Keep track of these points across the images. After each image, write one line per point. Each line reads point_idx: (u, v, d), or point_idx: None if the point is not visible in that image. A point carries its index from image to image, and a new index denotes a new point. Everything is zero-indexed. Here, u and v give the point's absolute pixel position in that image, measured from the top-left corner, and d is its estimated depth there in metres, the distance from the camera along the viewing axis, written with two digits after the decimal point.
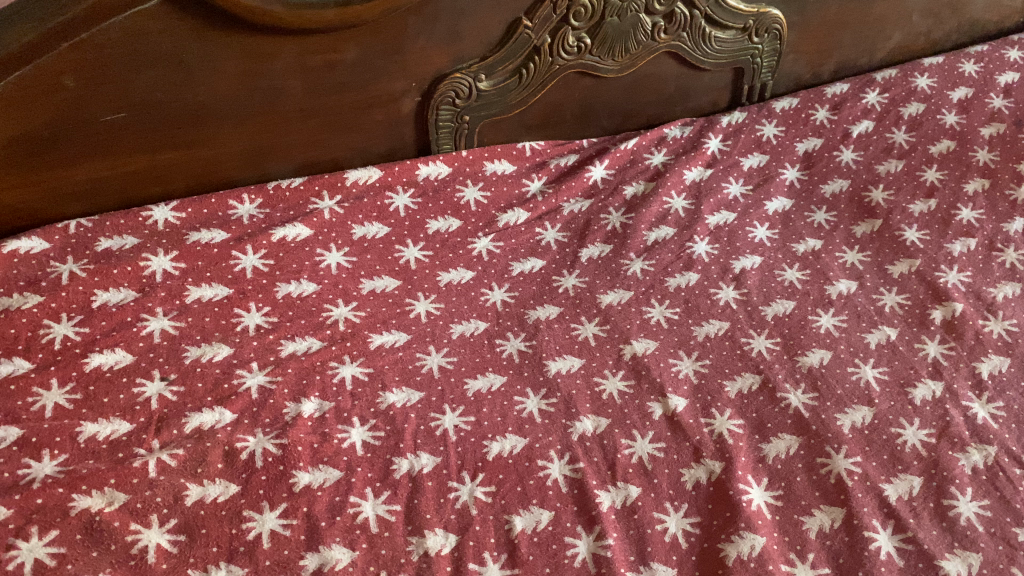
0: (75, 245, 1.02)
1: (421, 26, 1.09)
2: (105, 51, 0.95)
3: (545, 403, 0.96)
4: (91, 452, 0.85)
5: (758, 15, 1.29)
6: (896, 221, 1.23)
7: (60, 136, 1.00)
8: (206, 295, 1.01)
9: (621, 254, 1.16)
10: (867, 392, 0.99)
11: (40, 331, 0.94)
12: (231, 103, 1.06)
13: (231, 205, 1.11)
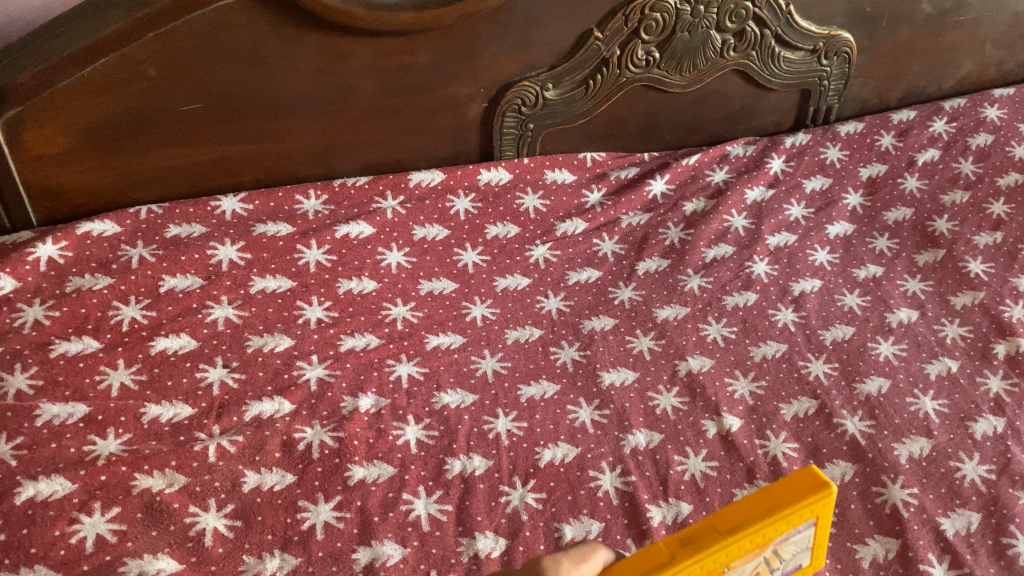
0: (145, 230, 1.05)
1: (494, 33, 1.10)
2: (188, 43, 0.98)
3: (598, 414, 0.96)
4: (154, 433, 0.86)
5: (828, 38, 1.28)
6: (960, 251, 1.20)
7: (138, 124, 1.02)
8: (270, 287, 1.03)
9: (679, 270, 1.16)
10: (926, 423, 0.97)
11: (109, 312, 0.96)
12: (304, 100, 1.08)
13: (297, 199, 1.13)
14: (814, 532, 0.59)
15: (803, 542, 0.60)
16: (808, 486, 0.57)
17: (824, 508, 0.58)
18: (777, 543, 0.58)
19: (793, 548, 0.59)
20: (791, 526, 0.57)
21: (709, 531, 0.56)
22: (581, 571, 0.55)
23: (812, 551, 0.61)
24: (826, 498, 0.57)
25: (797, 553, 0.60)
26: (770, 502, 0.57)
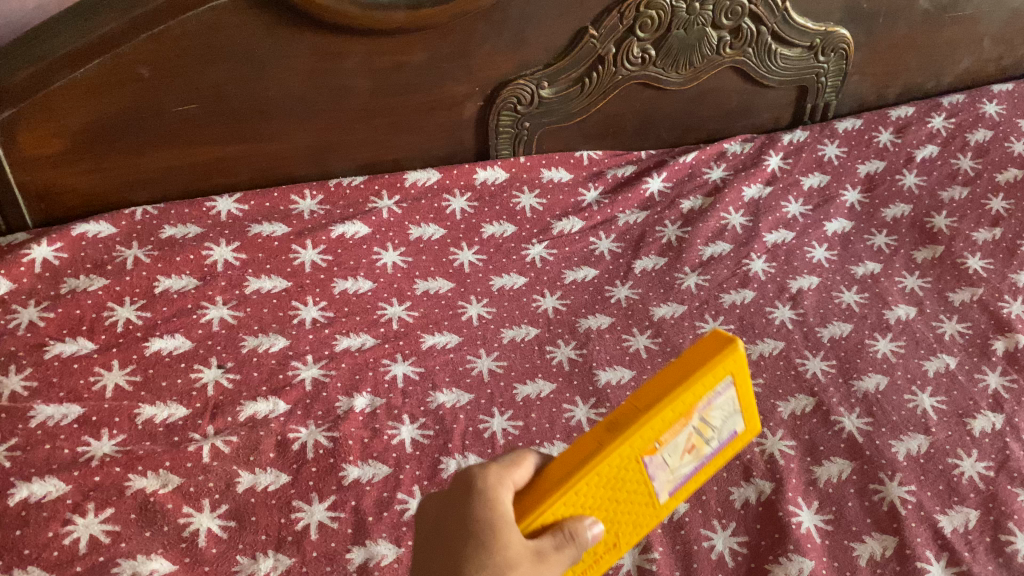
0: (141, 232, 1.05)
1: (488, 32, 1.10)
2: (181, 44, 0.97)
3: (594, 412, 0.96)
4: (148, 434, 0.86)
5: (825, 34, 1.28)
6: (959, 247, 1.20)
7: (132, 125, 1.02)
8: (265, 287, 1.03)
9: (676, 268, 1.15)
10: (923, 420, 0.97)
11: (104, 313, 0.96)
12: (299, 99, 1.08)
13: (293, 199, 1.13)
14: (739, 390, 0.52)
15: (733, 401, 0.52)
16: (714, 346, 0.51)
17: (739, 363, 0.51)
18: (704, 408, 0.51)
19: (722, 412, 0.52)
20: (709, 389, 0.50)
21: (630, 412, 0.50)
22: (515, 476, 0.49)
23: (746, 413, 0.53)
24: (734, 352, 0.50)
25: (729, 418, 0.52)
26: (681, 371, 0.50)
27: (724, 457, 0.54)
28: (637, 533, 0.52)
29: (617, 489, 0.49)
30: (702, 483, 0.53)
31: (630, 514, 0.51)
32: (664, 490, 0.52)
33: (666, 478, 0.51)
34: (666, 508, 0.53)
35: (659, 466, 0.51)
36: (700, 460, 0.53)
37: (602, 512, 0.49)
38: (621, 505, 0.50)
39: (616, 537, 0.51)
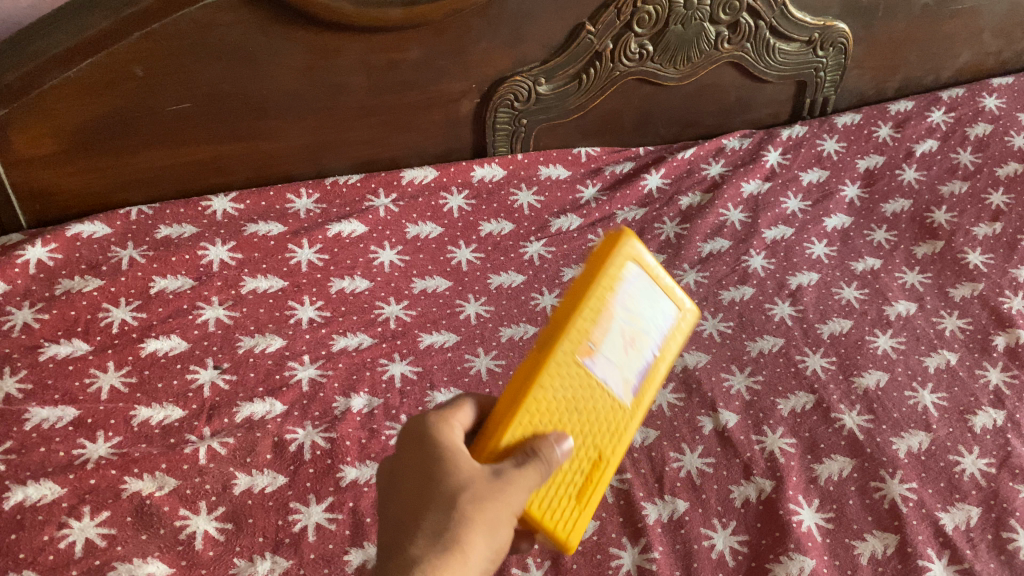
0: (136, 232, 1.04)
1: (485, 28, 1.09)
2: (175, 42, 0.96)
3: None
4: (144, 436, 0.85)
5: (824, 28, 1.27)
6: (959, 243, 1.19)
7: (126, 125, 1.01)
8: (261, 287, 1.02)
9: (674, 265, 1.15)
10: (924, 417, 0.96)
11: (99, 314, 0.95)
12: (294, 98, 1.07)
13: (289, 198, 1.12)
14: (644, 276, 0.61)
15: (647, 289, 0.61)
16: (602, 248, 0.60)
17: (632, 251, 0.60)
18: (619, 301, 0.59)
19: (641, 298, 0.60)
20: (613, 284, 0.59)
21: (552, 329, 0.58)
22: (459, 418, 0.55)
23: (670, 295, 0.62)
24: (618, 243, 0.59)
25: (649, 301, 0.61)
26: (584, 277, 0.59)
27: (673, 341, 0.62)
28: (626, 429, 0.60)
29: (571, 397, 0.57)
30: (664, 372, 0.62)
31: (600, 413, 0.58)
32: (629, 386, 0.59)
33: (619, 372, 0.59)
34: (637, 408, 0.60)
35: (603, 363, 0.58)
36: (650, 351, 0.61)
37: (570, 413, 0.57)
38: (584, 413, 0.58)
39: (602, 437, 0.59)
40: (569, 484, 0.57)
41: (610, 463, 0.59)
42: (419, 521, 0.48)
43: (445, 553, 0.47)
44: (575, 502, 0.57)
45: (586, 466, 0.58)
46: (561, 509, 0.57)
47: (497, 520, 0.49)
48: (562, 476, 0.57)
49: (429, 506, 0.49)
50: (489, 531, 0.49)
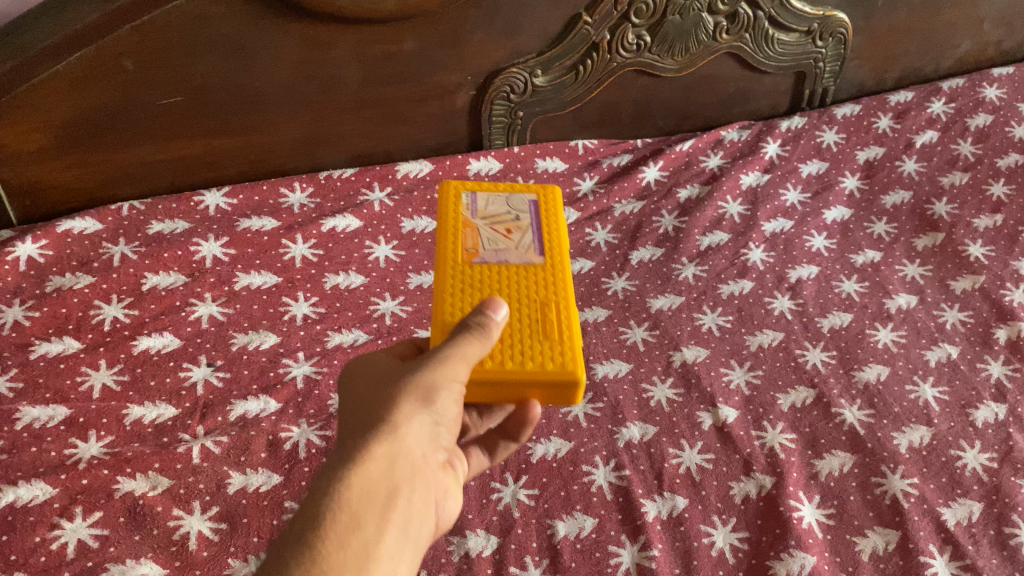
0: (127, 227, 1.03)
1: (480, 20, 1.07)
2: (165, 35, 0.95)
3: (591, 407, 0.95)
4: (137, 434, 0.84)
5: (823, 19, 1.25)
6: (960, 235, 1.18)
7: (116, 119, 1.00)
8: (255, 283, 1.01)
9: (673, 258, 1.14)
10: (926, 411, 0.95)
11: (91, 311, 0.94)
12: (287, 91, 1.06)
13: (282, 193, 1.11)
14: (482, 190, 0.74)
15: (490, 198, 0.74)
16: None
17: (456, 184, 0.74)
18: (474, 214, 0.72)
19: (493, 204, 0.73)
20: (457, 209, 0.72)
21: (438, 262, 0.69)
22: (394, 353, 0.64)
23: (519, 190, 0.75)
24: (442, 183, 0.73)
25: (504, 202, 0.73)
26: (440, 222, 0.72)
27: (550, 215, 0.73)
28: (559, 278, 0.68)
29: (486, 283, 0.67)
30: (558, 233, 0.72)
31: (522, 280, 0.68)
32: (532, 253, 0.70)
33: (516, 249, 0.70)
34: (557, 263, 0.69)
35: (495, 253, 0.69)
36: (529, 227, 0.72)
37: (498, 292, 0.66)
38: (510, 289, 0.67)
39: (545, 295, 0.67)
40: (542, 334, 0.64)
41: (569, 306, 0.66)
42: (354, 417, 0.55)
43: (376, 424, 0.53)
44: (567, 346, 0.63)
45: (553, 319, 0.65)
46: (550, 353, 0.62)
47: (430, 388, 0.55)
48: (533, 334, 0.64)
49: (362, 404, 0.56)
50: (422, 399, 0.55)
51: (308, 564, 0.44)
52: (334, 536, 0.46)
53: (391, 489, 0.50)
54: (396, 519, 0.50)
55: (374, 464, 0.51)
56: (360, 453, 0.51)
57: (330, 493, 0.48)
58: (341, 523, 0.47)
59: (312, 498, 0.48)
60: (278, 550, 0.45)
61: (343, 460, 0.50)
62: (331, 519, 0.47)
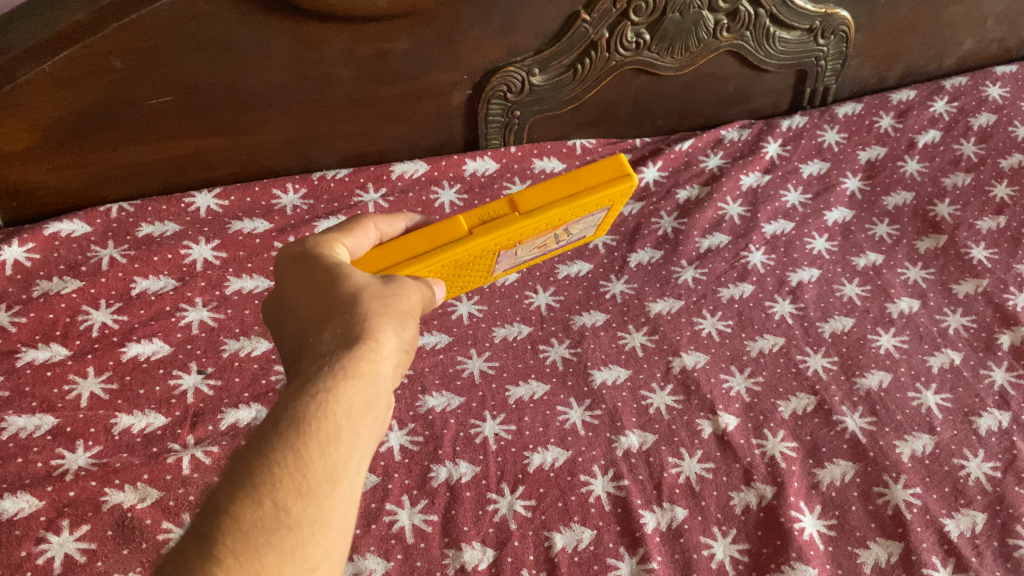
0: (116, 230, 1.01)
1: (476, 17, 1.05)
2: (154, 33, 0.92)
3: (589, 415, 0.93)
4: (126, 445, 0.83)
5: (825, 16, 1.22)
6: (962, 237, 1.16)
7: (105, 119, 0.98)
8: (246, 287, 0.99)
9: (672, 261, 1.12)
10: (928, 419, 0.94)
11: (79, 317, 0.92)
12: (279, 91, 1.03)
13: (275, 194, 1.08)
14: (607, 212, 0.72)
15: (590, 219, 0.73)
16: (610, 175, 0.66)
17: (622, 194, 0.69)
18: (569, 224, 0.70)
19: (582, 225, 0.73)
20: (588, 210, 0.69)
21: (510, 210, 0.64)
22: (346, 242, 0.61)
23: (601, 221, 0.76)
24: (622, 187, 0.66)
25: (585, 226, 0.74)
26: (574, 186, 0.65)
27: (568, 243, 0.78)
28: (471, 285, 0.77)
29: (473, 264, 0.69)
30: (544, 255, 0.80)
31: (475, 273, 0.73)
32: (510, 262, 0.75)
33: (513, 258, 0.73)
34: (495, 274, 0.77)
35: (512, 253, 0.71)
36: (549, 246, 0.76)
37: (462, 274, 0.71)
38: (469, 271, 0.71)
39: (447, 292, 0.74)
40: None
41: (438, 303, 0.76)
42: (324, 324, 0.52)
43: (359, 337, 0.49)
44: None
45: None
46: None
47: (405, 313, 0.53)
48: None
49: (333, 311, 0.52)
50: (397, 322, 0.52)
51: (293, 468, 0.41)
52: (321, 440, 0.43)
53: (372, 402, 0.47)
54: (372, 435, 0.47)
55: (361, 376, 0.47)
56: (343, 364, 0.47)
57: (313, 399, 0.44)
58: (327, 429, 0.44)
59: (293, 398, 0.44)
60: (261, 446, 0.41)
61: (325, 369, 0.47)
62: (316, 424, 0.43)
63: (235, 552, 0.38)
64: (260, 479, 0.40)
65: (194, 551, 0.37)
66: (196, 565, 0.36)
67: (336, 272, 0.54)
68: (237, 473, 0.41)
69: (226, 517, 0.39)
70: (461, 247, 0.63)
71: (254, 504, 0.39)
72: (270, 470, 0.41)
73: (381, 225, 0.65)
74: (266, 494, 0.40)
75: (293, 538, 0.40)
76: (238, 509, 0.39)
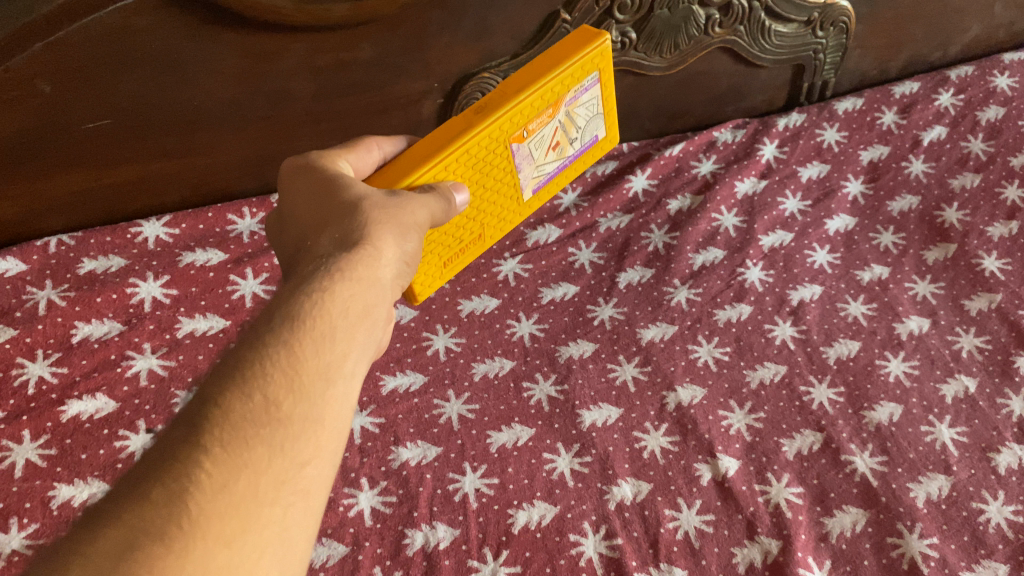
0: (55, 267, 0.92)
1: (446, 21, 0.95)
2: (85, 52, 0.82)
3: (579, 462, 0.85)
4: (66, 521, 0.74)
5: (824, 7, 1.13)
6: (973, 246, 1.08)
7: (36, 147, 0.88)
8: (199, 328, 0.90)
9: (664, 281, 1.04)
10: (944, 457, 0.87)
11: (12, 372, 0.83)
12: (231, 108, 0.94)
13: (230, 219, 1.00)
14: (599, 90, 0.73)
15: (589, 105, 0.74)
16: (584, 42, 0.70)
17: (601, 60, 0.71)
18: (567, 106, 0.71)
19: (584, 113, 0.74)
20: (575, 83, 0.70)
21: (504, 95, 0.67)
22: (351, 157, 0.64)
23: (604, 118, 0.76)
24: (598, 46, 0.69)
25: (589, 119, 0.74)
26: (553, 61, 0.69)
27: (585, 156, 0.77)
28: (508, 218, 0.75)
29: (493, 168, 0.69)
30: (569, 175, 0.78)
31: (505, 192, 0.72)
32: (533, 179, 0.74)
33: (533, 169, 0.73)
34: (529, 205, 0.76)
35: (529, 154, 0.71)
36: (562, 156, 0.75)
37: (488, 188, 0.70)
38: (495, 183, 0.71)
39: (484, 222, 0.73)
40: (445, 253, 0.72)
41: (480, 242, 0.75)
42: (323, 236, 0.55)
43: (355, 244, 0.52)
44: (436, 262, 0.72)
45: (466, 239, 0.73)
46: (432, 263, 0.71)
47: (404, 224, 0.56)
48: (446, 240, 0.71)
49: (331, 225, 0.56)
50: (397, 233, 0.55)
51: (284, 366, 0.44)
52: (313, 340, 0.46)
53: (366, 305, 0.50)
54: (368, 337, 0.49)
55: (354, 281, 0.50)
56: (338, 271, 0.50)
57: (308, 302, 0.47)
58: (320, 328, 0.46)
59: (290, 299, 0.47)
60: (254, 343, 0.44)
61: (319, 276, 0.50)
62: (309, 323, 0.46)
63: (222, 441, 0.39)
64: (252, 374, 0.42)
65: (185, 439, 0.39)
66: (185, 451, 0.38)
67: (335, 189, 0.57)
68: (230, 368, 0.43)
69: (215, 408, 0.40)
70: (470, 130, 0.65)
71: (245, 397, 0.41)
72: (262, 365, 0.43)
73: (384, 146, 0.67)
74: (256, 389, 0.42)
75: (283, 429, 0.41)
76: (229, 404, 0.41)
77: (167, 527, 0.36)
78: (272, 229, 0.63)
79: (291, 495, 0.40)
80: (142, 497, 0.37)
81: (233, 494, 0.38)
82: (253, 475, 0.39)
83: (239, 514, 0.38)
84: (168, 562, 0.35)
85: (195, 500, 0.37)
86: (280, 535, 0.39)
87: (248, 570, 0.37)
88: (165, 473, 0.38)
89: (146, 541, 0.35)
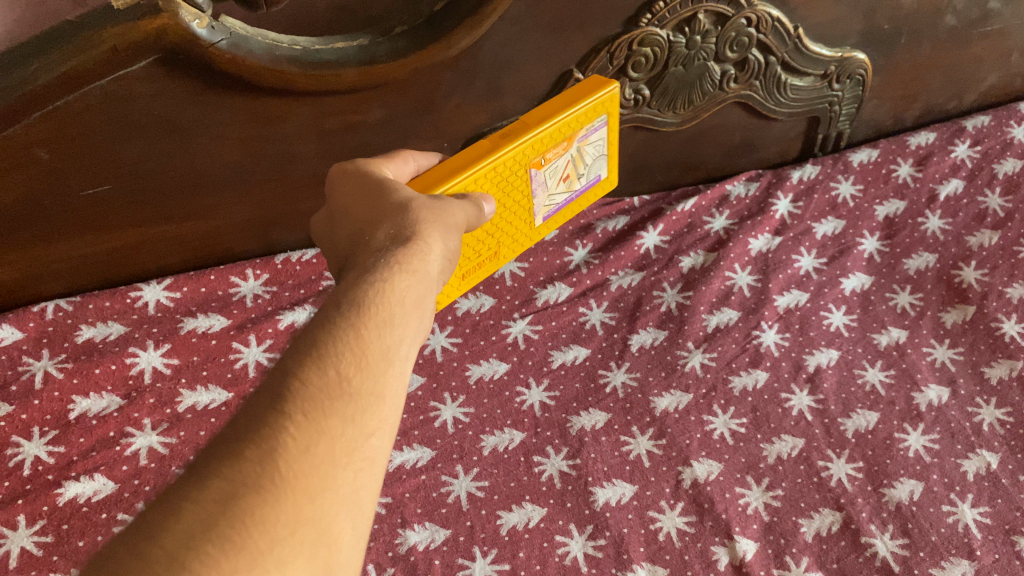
0: (53, 335, 0.91)
1: (456, 84, 0.92)
2: (85, 120, 0.79)
3: (592, 545, 0.83)
4: None
5: (841, 61, 1.10)
6: (992, 308, 1.06)
7: (33, 214, 0.85)
8: (201, 402, 0.88)
9: (677, 344, 1.02)
10: (967, 540, 0.84)
11: (8, 451, 0.81)
12: (234, 172, 0.91)
13: (234, 282, 0.99)
14: (606, 132, 0.74)
15: (598, 143, 0.74)
16: (596, 86, 0.72)
17: (611, 103, 0.73)
18: (580, 141, 0.72)
19: (593, 151, 0.74)
20: (588, 122, 0.72)
21: (524, 126, 0.68)
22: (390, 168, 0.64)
23: (608, 160, 0.77)
24: (611, 90, 0.71)
25: (596, 158, 0.75)
26: (568, 100, 0.70)
27: (589, 192, 0.77)
28: (518, 244, 0.74)
29: (512, 194, 0.69)
30: (573, 210, 0.77)
31: (518, 216, 0.71)
32: (543, 209, 0.73)
33: (546, 198, 0.72)
34: (535, 235, 0.75)
35: (544, 182, 0.71)
36: (570, 191, 0.75)
37: (506, 210, 0.69)
38: (510, 209, 0.70)
39: (497, 244, 0.72)
40: (462, 268, 0.70)
41: (489, 265, 0.73)
42: (377, 230, 0.54)
43: (408, 238, 0.52)
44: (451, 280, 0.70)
45: (479, 260, 0.71)
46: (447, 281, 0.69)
47: (447, 226, 0.56)
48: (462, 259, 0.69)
49: (383, 219, 0.55)
50: (443, 230, 0.55)
51: (354, 343, 0.44)
52: (379, 322, 0.46)
53: (421, 293, 0.50)
54: (420, 325, 0.49)
55: (412, 271, 0.50)
56: (396, 258, 0.50)
57: (371, 286, 0.48)
58: (385, 310, 0.46)
59: (355, 284, 0.48)
60: (325, 322, 0.44)
61: (380, 262, 0.50)
62: (373, 307, 0.46)
63: (302, 409, 0.40)
64: (326, 349, 0.43)
65: (269, 408, 0.39)
66: (269, 420, 0.39)
67: (384, 191, 0.57)
68: (305, 343, 0.43)
69: (295, 379, 0.41)
70: (498, 151, 0.64)
71: (321, 370, 0.42)
72: (336, 341, 0.43)
73: (419, 158, 0.67)
74: (331, 364, 0.42)
75: (354, 402, 0.41)
76: (309, 376, 0.41)
77: (261, 483, 0.36)
78: (316, 221, 0.62)
79: (361, 461, 0.41)
80: (234, 455, 0.37)
81: (316, 456, 0.38)
82: (331, 441, 0.39)
83: (323, 475, 0.38)
84: (263, 516, 0.36)
85: (283, 461, 0.38)
86: (353, 498, 0.40)
87: (326, 527, 0.38)
88: (256, 435, 0.38)
89: (243, 493, 0.36)
